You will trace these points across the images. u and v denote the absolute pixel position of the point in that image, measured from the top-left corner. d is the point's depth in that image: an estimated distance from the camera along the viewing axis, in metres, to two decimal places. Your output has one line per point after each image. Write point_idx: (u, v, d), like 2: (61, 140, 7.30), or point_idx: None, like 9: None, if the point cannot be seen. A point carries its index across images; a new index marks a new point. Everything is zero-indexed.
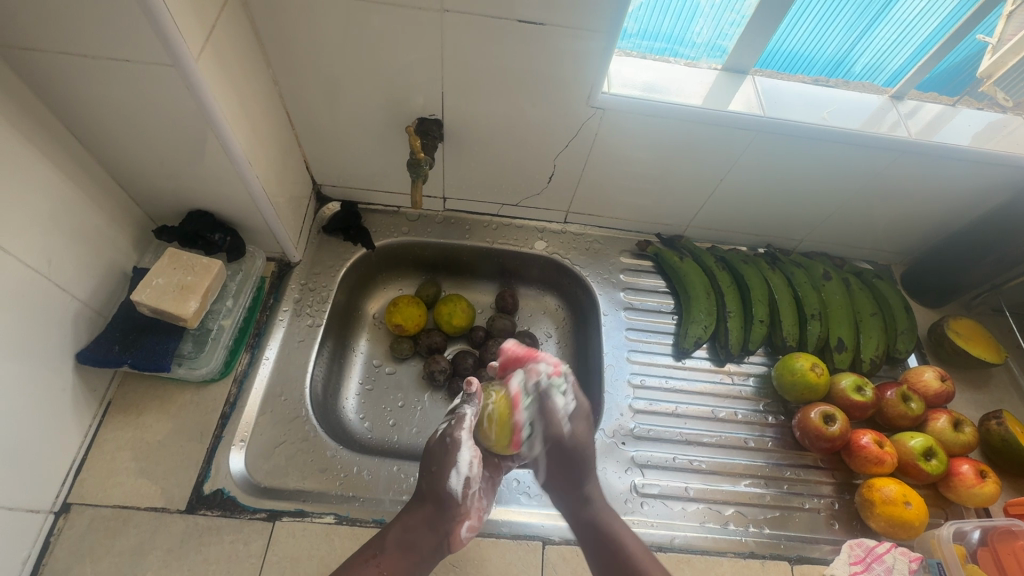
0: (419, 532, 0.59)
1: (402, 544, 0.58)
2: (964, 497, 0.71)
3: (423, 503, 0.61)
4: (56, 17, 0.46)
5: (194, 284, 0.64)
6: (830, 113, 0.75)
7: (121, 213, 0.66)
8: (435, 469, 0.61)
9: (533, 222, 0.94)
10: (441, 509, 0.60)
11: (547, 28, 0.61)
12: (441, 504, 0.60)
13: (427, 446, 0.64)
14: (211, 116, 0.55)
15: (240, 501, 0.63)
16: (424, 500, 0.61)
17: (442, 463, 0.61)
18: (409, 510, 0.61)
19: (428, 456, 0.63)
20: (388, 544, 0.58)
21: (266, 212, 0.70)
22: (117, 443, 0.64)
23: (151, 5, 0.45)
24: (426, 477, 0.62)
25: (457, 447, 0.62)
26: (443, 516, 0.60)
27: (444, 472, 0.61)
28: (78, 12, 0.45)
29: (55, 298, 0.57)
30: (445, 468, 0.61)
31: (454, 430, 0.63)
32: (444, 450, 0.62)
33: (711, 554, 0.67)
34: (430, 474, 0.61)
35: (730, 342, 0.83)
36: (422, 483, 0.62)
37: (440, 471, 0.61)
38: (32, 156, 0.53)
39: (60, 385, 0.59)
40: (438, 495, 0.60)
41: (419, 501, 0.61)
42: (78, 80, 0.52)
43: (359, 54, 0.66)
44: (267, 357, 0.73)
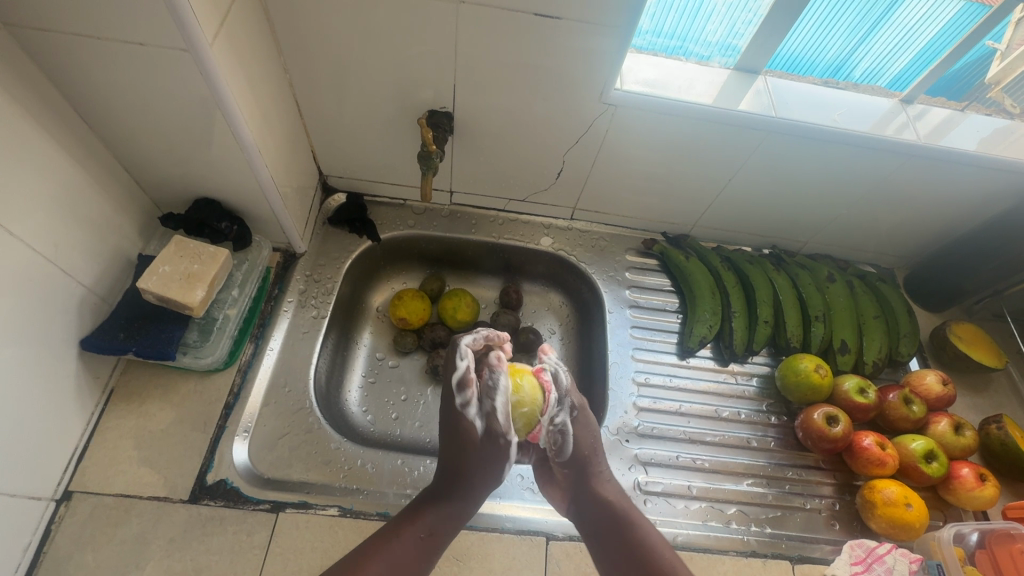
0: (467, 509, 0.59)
1: (450, 521, 0.57)
2: (964, 500, 0.72)
3: (469, 480, 0.60)
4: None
5: (200, 272, 0.63)
6: (841, 115, 0.75)
7: (127, 199, 0.65)
8: (476, 448, 0.61)
9: (539, 218, 0.93)
10: (487, 482, 0.61)
11: (563, 23, 0.61)
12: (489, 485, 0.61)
13: (456, 430, 0.62)
14: (223, 103, 0.55)
15: (244, 492, 0.62)
16: (474, 483, 0.60)
17: (484, 440, 0.62)
18: (457, 486, 0.59)
19: (462, 442, 0.61)
20: (437, 510, 0.57)
21: (273, 201, 0.69)
22: (119, 431, 0.64)
23: None
24: (466, 456, 0.61)
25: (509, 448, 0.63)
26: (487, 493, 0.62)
27: (486, 450, 0.62)
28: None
29: (59, 283, 0.56)
30: (491, 447, 0.62)
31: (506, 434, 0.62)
32: (478, 432, 0.62)
33: (714, 552, 0.67)
34: (481, 468, 0.61)
35: (735, 342, 0.83)
36: (465, 466, 0.60)
37: (479, 448, 0.61)
38: (39, 139, 0.52)
39: (64, 371, 0.58)
40: (481, 472, 0.61)
41: (462, 478, 0.60)
42: (88, 61, 0.51)
43: (371, 44, 0.65)
44: (271, 348, 0.73)
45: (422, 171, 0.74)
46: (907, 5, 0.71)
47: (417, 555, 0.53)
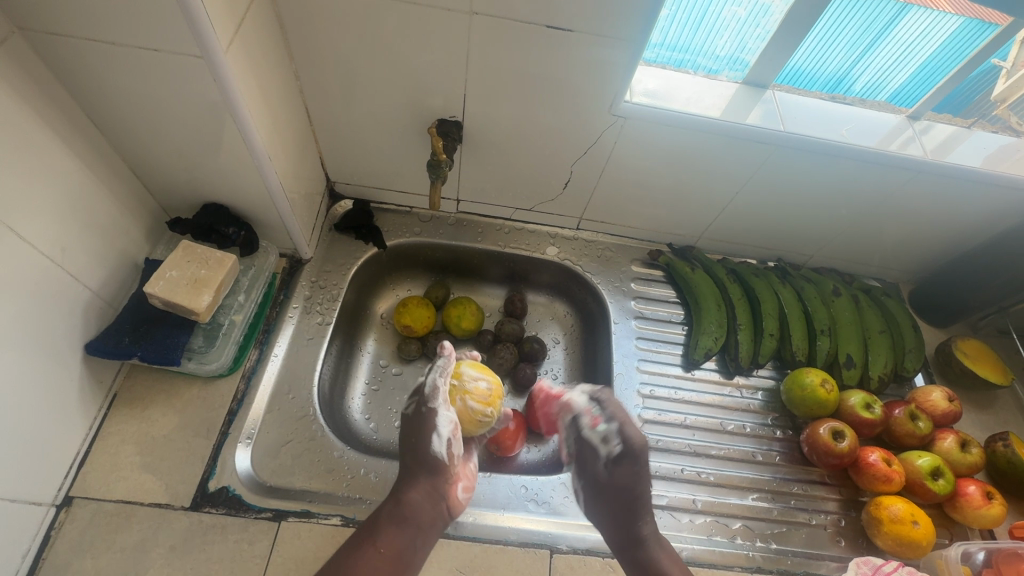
0: (418, 504, 0.58)
1: (397, 521, 0.56)
2: (971, 518, 0.71)
3: (415, 479, 0.60)
4: (86, 3, 0.45)
5: (207, 278, 0.62)
6: (849, 130, 0.75)
7: (135, 203, 0.65)
8: (417, 437, 0.62)
9: (545, 228, 0.93)
10: (435, 477, 0.61)
11: (574, 36, 0.61)
12: (432, 469, 0.61)
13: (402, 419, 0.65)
14: (235, 109, 0.55)
15: (246, 500, 0.62)
16: (416, 473, 0.61)
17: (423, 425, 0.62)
18: (403, 486, 0.60)
19: (404, 430, 0.63)
20: (383, 522, 0.56)
21: (281, 207, 0.69)
22: (122, 436, 0.63)
23: None
24: (410, 448, 0.62)
25: (432, 414, 0.63)
26: (439, 479, 0.61)
27: (426, 439, 0.62)
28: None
29: (66, 286, 0.56)
30: (426, 435, 0.62)
31: (430, 400, 0.64)
32: (421, 419, 0.63)
33: (719, 568, 0.66)
34: (412, 444, 0.62)
35: (740, 354, 0.83)
36: (406, 457, 0.62)
37: (422, 440, 0.62)
38: (51, 142, 0.52)
39: (68, 375, 0.58)
40: (427, 462, 0.61)
41: (410, 476, 0.61)
42: (102, 66, 0.51)
43: (383, 53, 0.65)
44: (276, 354, 0.73)
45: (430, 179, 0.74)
46: (908, 20, 0.71)
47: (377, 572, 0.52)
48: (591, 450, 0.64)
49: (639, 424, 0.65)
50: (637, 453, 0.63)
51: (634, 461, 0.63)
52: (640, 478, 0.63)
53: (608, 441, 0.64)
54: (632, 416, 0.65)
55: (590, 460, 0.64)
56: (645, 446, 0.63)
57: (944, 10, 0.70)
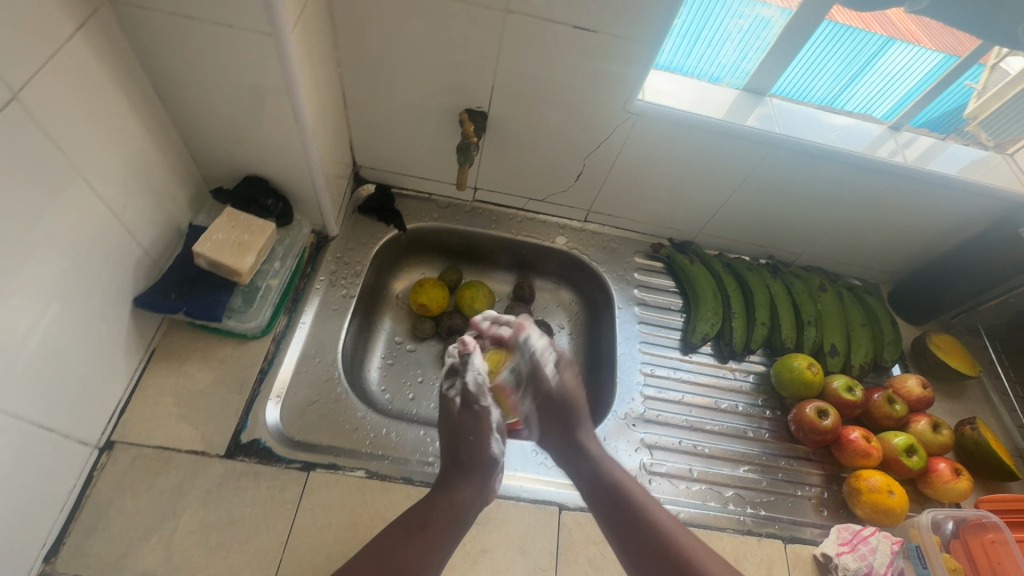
0: (468, 499, 0.62)
1: (447, 513, 0.61)
2: (941, 493, 0.78)
3: (467, 474, 0.64)
4: None
5: (250, 242, 0.67)
6: (837, 136, 0.83)
7: (182, 171, 0.69)
8: (473, 437, 0.67)
9: (555, 218, 0.99)
10: (485, 475, 0.65)
11: (599, 36, 0.67)
12: (485, 466, 0.65)
13: (453, 414, 0.70)
14: (291, 85, 0.60)
15: (276, 451, 0.66)
16: (468, 468, 0.65)
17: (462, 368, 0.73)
18: (456, 482, 0.64)
19: (458, 429, 0.69)
20: (435, 516, 0.60)
21: (318, 182, 0.74)
22: (160, 388, 0.67)
23: None
24: (464, 446, 0.66)
25: (486, 413, 0.70)
26: (488, 478, 0.65)
27: (482, 440, 0.67)
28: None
29: (121, 242, 0.60)
30: (482, 434, 0.68)
31: (479, 400, 0.70)
32: (477, 418, 0.69)
33: (713, 529, 0.72)
34: (468, 442, 0.67)
35: (734, 340, 0.89)
36: (460, 454, 0.66)
37: (477, 440, 0.67)
38: (119, 105, 0.57)
39: (117, 325, 0.62)
40: (482, 461, 0.65)
41: (462, 472, 0.64)
42: (175, 39, 0.56)
43: (421, 43, 0.71)
44: (303, 322, 0.77)
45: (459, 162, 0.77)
46: (890, 56, 0.80)
47: (422, 558, 0.56)
48: (532, 407, 0.75)
49: (565, 412, 0.73)
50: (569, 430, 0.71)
51: (560, 407, 0.73)
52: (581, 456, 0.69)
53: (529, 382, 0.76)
54: (558, 406, 0.73)
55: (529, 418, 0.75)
56: (572, 426, 0.72)
57: (926, 45, 0.78)
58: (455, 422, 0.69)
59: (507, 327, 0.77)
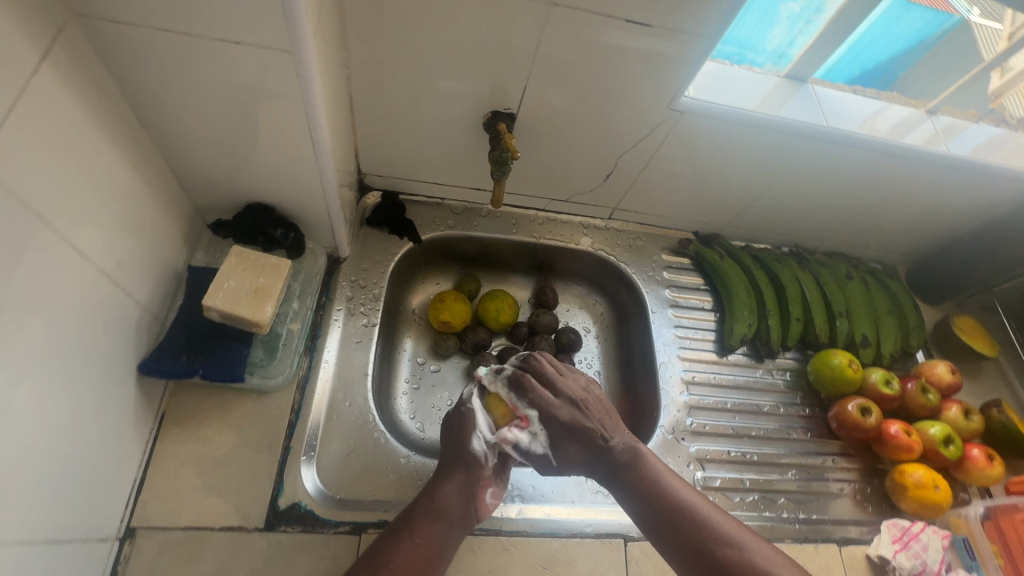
0: (452, 499, 0.57)
1: (431, 513, 0.55)
2: (974, 478, 0.80)
3: (449, 472, 0.59)
4: None
5: (268, 286, 0.58)
6: (882, 125, 0.80)
7: (174, 205, 0.59)
8: (456, 437, 0.61)
9: (577, 218, 0.93)
10: (470, 472, 0.59)
11: (652, 31, 0.60)
12: (469, 467, 0.59)
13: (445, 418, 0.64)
14: (310, 105, 0.51)
15: (320, 515, 0.60)
16: (452, 469, 0.59)
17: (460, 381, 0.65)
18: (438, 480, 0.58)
19: (446, 428, 0.63)
20: (418, 515, 0.55)
21: (332, 206, 0.65)
22: (178, 459, 0.59)
23: None
24: (451, 444, 0.61)
25: (472, 412, 0.62)
26: (475, 478, 0.59)
27: (466, 438, 0.60)
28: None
29: (118, 304, 0.51)
30: (466, 434, 0.60)
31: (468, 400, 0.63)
32: (462, 420, 0.62)
33: (772, 541, 0.71)
34: (453, 442, 0.61)
35: (772, 339, 0.87)
36: (447, 453, 0.61)
37: (461, 436, 0.61)
38: (100, 143, 0.46)
39: (124, 399, 0.53)
40: (465, 458, 0.59)
41: (445, 472, 0.59)
42: (167, 57, 0.45)
43: (446, 42, 0.62)
44: (327, 360, 0.70)
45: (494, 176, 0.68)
46: None
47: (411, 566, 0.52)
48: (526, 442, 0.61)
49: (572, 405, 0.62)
50: (573, 419, 0.61)
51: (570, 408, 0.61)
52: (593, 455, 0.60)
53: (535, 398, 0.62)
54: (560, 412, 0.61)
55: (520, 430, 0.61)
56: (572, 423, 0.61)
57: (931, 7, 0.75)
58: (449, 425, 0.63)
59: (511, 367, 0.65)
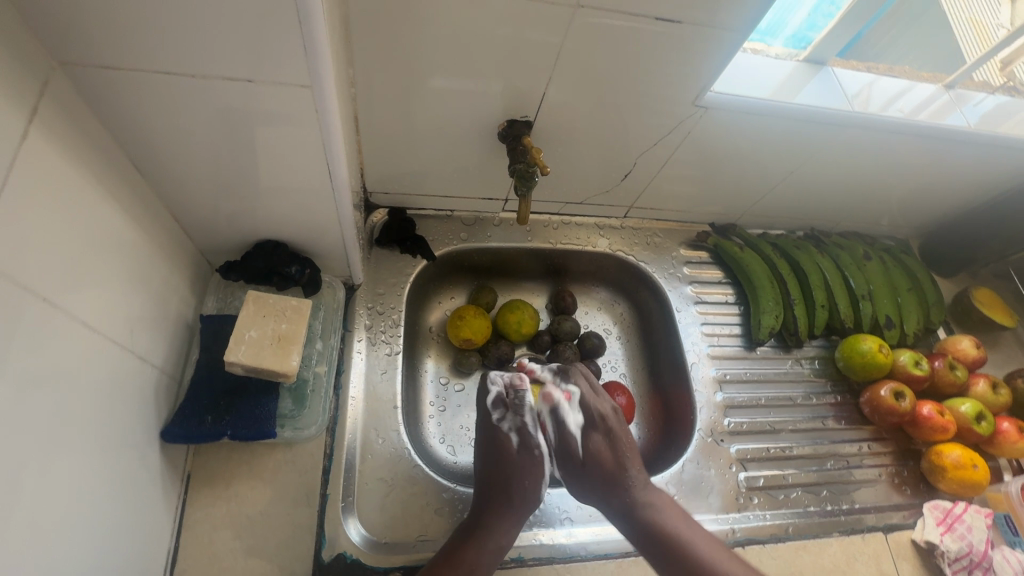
0: (495, 522, 0.58)
1: (475, 538, 0.57)
2: (1007, 452, 0.80)
3: (494, 495, 0.60)
4: (169, 29, 0.35)
5: (291, 333, 0.53)
6: (905, 105, 0.78)
7: (178, 251, 0.54)
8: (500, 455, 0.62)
9: (592, 219, 0.90)
10: (512, 493, 0.60)
11: (682, 27, 0.56)
12: (512, 488, 0.60)
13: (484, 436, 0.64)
14: (328, 138, 0.46)
15: (368, 564, 0.57)
16: (495, 490, 0.60)
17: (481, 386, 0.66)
18: (483, 502, 0.59)
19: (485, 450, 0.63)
20: (464, 543, 0.56)
21: (348, 236, 0.61)
22: (210, 522, 0.55)
23: (308, 18, 0.36)
24: (492, 466, 0.62)
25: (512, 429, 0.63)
26: (516, 499, 0.60)
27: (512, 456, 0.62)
28: (203, 21, 0.35)
29: (134, 371, 0.46)
30: (510, 455, 0.62)
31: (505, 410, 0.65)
32: (504, 439, 0.63)
33: (821, 536, 0.71)
34: (495, 464, 0.62)
35: (800, 329, 0.85)
36: (486, 476, 0.61)
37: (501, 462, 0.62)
38: (98, 200, 0.41)
39: (149, 470, 0.49)
40: (507, 479, 0.61)
41: (486, 492, 0.60)
42: (165, 99, 0.40)
43: (459, 52, 0.58)
44: (354, 397, 0.66)
45: (518, 194, 0.66)
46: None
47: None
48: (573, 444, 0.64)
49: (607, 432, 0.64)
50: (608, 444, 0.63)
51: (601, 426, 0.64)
52: (624, 487, 0.61)
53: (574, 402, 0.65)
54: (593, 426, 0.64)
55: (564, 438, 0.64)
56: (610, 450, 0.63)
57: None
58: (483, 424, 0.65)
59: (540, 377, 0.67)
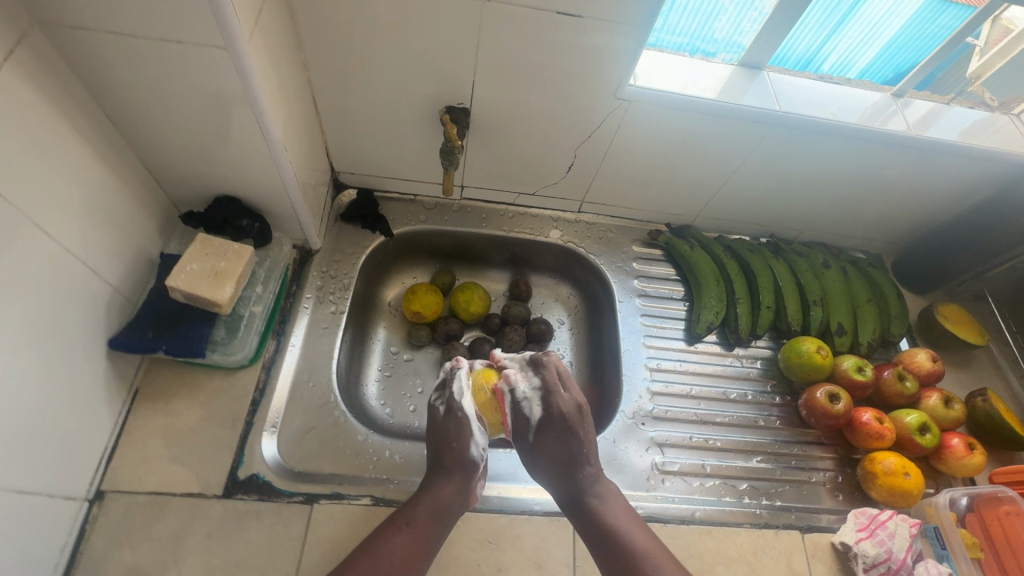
0: (449, 498, 0.60)
1: (432, 513, 0.58)
2: (954, 468, 0.77)
3: (447, 473, 0.61)
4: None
5: (228, 270, 0.63)
6: (839, 109, 0.79)
7: (147, 197, 0.65)
8: (448, 440, 0.63)
9: (547, 212, 0.96)
10: (466, 474, 0.62)
11: (583, 21, 0.63)
12: (467, 470, 0.62)
13: (434, 422, 0.65)
14: (254, 98, 0.55)
15: (276, 485, 0.63)
16: (450, 471, 0.62)
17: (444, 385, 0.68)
18: (436, 480, 0.61)
19: (439, 433, 0.64)
20: (420, 514, 0.57)
21: (294, 197, 0.69)
22: (147, 430, 0.64)
23: None
24: (446, 451, 0.62)
25: (466, 420, 0.64)
26: (467, 477, 0.62)
27: (463, 443, 0.63)
28: None
29: (88, 283, 0.56)
30: (461, 437, 0.63)
31: (454, 403, 0.65)
32: (453, 425, 0.64)
33: (730, 525, 0.71)
34: (449, 448, 0.62)
35: (740, 326, 0.87)
36: (439, 455, 0.63)
37: (461, 444, 0.63)
38: (68, 137, 0.52)
39: (94, 371, 0.58)
40: (462, 462, 0.62)
41: (440, 471, 0.62)
42: (120, 59, 0.51)
43: (394, 41, 0.67)
44: (293, 344, 0.74)
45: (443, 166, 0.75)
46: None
47: (407, 554, 0.54)
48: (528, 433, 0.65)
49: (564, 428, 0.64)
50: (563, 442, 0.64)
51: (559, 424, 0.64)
52: (573, 477, 0.63)
53: (529, 404, 0.65)
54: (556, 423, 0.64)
55: (524, 429, 0.65)
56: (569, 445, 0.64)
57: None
58: (444, 420, 0.65)
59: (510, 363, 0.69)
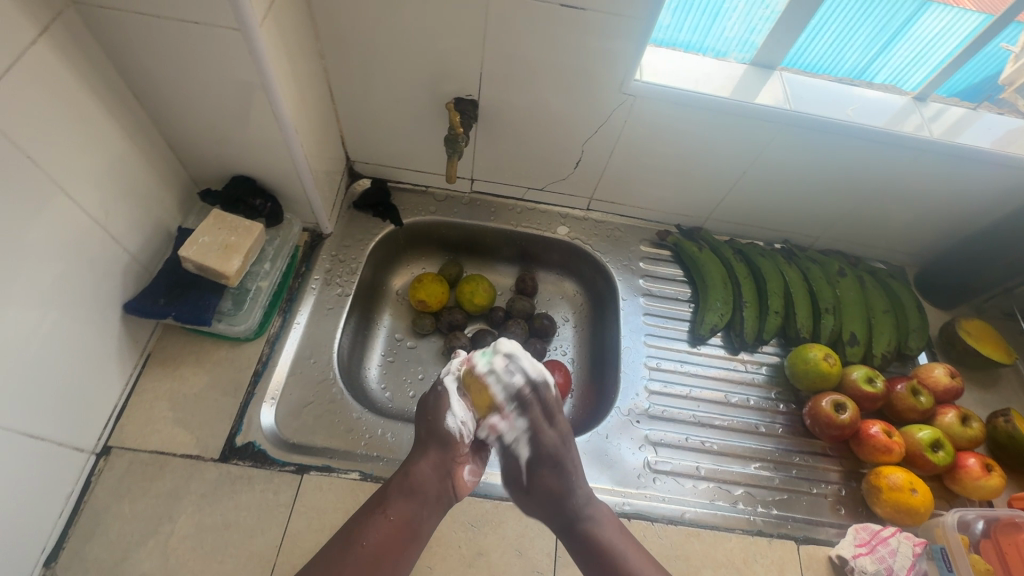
0: (424, 475, 0.60)
1: (404, 489, 0.59)
2: (969, 489, 0.73)
3: (425, 450, 0.62)
4: None
5: (237, 244, 0.66)
6: (855, 110, 0.76)
7: (168, 173, 0.69)
8: (432, 413, 0.63)
9: (556, 208, 0.96)
10: (444, 450, 0.62)
11: (588, 14, 0.64)
12: (443, 445, 0.62)
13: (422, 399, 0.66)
14: (265, 80, 0.58)
15: (270, 454, 0.65)
16: (426, 446, 0.62)
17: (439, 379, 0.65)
18: (413, 458, 0.62)
19: (423, 407, 0.65)
20: (391, 493, 0.59)
21: (306, 179, 0.73)
22: (155, 393, 0.67)
23: None
24: (425, 423, 0.63)
25: (447, 394, 0.63)
26: (446, 454, 0.62)
27: (440, 416, 0.63)
28: None
29: (107, 248, 0.60)
30: (441, 412, 0.63)
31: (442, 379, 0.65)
32: (436, 398, 0.64)
33: (721, 530, 0.69)
34: (429, 420, 0.63)
35: (746, 330, 0.85)
36: (421, 431, 0.64)
37: (437, 417, 0.63)
38: (96, 111, 0.56)
39: (108, 332, 0.62)
40: (438, 436, 0.62)
41: (420, 448, 0.63)
42: (145, 40, 0.55)
43: (404, 33, 0.69)
44: (298, 322, 0.76)
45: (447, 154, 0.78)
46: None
47: (384, 539, 0.56)
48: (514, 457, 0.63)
49: (551, 463, 0.62)
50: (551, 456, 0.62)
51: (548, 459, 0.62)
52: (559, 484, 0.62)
53: (517, 444, 0.63)
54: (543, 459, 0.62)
55: (515, 469, 0.63)
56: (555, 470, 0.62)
57: (964, 7, 0.73)
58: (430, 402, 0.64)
59: (519, 375, 0.60)
